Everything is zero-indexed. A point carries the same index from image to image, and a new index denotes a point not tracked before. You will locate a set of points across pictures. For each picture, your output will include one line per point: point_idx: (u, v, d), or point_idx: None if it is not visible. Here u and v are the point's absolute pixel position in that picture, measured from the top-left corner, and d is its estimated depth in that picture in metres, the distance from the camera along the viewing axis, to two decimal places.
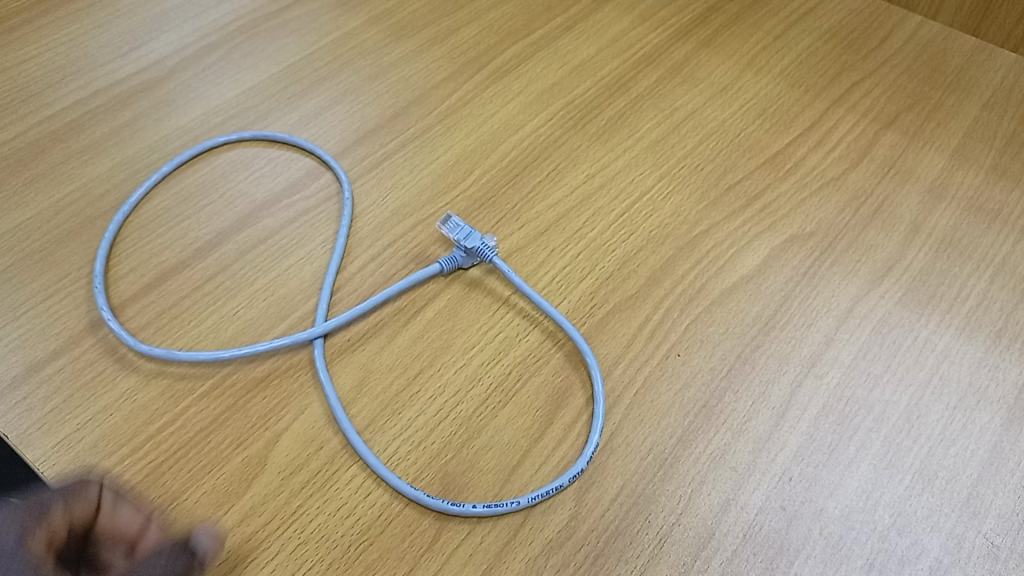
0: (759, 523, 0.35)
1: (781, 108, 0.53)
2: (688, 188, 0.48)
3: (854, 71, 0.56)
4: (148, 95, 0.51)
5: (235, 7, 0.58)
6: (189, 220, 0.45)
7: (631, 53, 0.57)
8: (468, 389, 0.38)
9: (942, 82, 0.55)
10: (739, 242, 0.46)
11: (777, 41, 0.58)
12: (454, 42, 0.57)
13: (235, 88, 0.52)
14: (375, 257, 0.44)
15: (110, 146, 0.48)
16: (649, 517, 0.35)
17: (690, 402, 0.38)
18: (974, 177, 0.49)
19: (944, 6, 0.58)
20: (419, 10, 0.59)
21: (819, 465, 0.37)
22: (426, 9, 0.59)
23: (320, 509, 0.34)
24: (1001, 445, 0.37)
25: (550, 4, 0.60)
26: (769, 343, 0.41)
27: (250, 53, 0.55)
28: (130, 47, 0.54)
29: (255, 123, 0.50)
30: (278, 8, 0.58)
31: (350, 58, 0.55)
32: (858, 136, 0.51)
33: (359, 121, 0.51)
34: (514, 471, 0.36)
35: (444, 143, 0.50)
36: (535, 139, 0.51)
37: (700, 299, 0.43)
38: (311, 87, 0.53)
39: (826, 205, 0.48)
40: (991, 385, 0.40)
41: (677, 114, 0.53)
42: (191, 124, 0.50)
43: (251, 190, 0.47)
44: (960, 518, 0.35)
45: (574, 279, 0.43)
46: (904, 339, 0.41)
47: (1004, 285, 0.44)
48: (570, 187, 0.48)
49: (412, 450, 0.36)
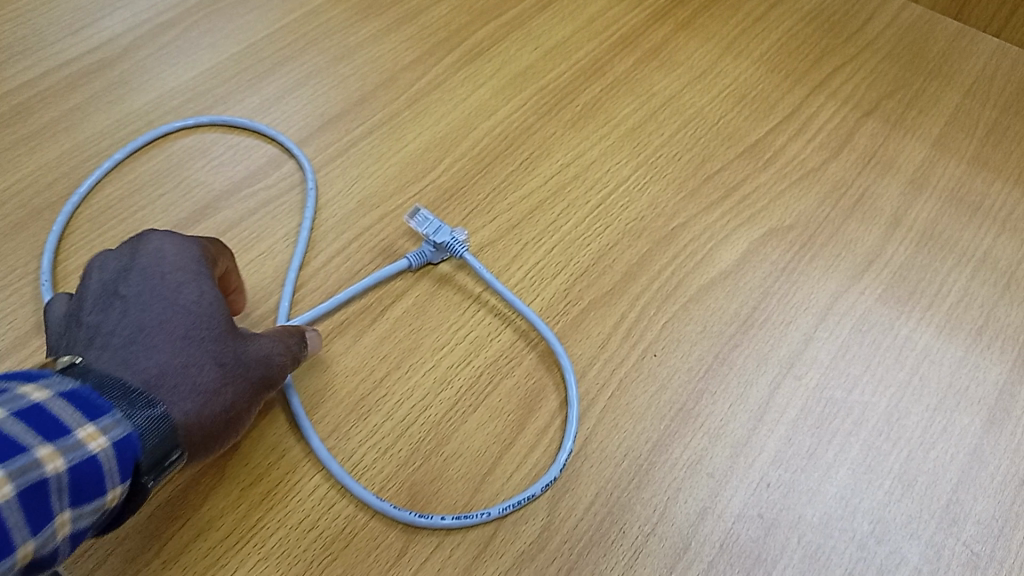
0: (736, 531, 0.35)
1: (761, 95, 0.53)
2: (665, 178, 0.48)
3: (836, 55, 0.55)
4: (99, 77, 0.50)
5: None
6: (144, 211, 0.44)
7: (608, 35, 0.56)
8: (438, 392, 0.38)
9: (928, 67, 0.54)
10: (717, 236, 0.46)
11: (757, 23, 0.57)
12: (424, 21, 0.55)
13: (192, 70, 0.51)
14: (340, 250, 0.44)
15: (60, 130, 0.47)
16: (624, 526, 0.35)
17: (667, 404, 0.39)
18: (956, 167, 0.49)
19: None
20: None
21: (798, 471, 0.37)
22: None
23: (281, 522, 0.34)
24: (980, 448, 0.38)
25: None
26: (748, 343, 0.41)
27: (208, 32, 0.53)
28: (82, 24, 0.52)
29: (214, 107, 0.49)
30: None
31: (315, 38, 0.54)
32: (838, 125, 0.51)
33: (323, 105, 0.50)
34: (485, 480, 0.36)
35: (412, 130, 0.49)
36: (508, 126, 0.50)
37: (677, 296, 0.43)
38: (272, 69, 0.51)
39: (806, 196, 0.48)
40: (972, 386, 0.40)
41: (654, 99, 0.52)
42: (145, 108, 0.49)
43: (210, 179, 0.46)
44: (939, 526, 0.36)
45: (548, 275, 0.43)
46: (884, 337, 0.42)
47: (985, 281, 0.44)
48: (545, 176, 0.48)
49: (378, 458, 0.36)
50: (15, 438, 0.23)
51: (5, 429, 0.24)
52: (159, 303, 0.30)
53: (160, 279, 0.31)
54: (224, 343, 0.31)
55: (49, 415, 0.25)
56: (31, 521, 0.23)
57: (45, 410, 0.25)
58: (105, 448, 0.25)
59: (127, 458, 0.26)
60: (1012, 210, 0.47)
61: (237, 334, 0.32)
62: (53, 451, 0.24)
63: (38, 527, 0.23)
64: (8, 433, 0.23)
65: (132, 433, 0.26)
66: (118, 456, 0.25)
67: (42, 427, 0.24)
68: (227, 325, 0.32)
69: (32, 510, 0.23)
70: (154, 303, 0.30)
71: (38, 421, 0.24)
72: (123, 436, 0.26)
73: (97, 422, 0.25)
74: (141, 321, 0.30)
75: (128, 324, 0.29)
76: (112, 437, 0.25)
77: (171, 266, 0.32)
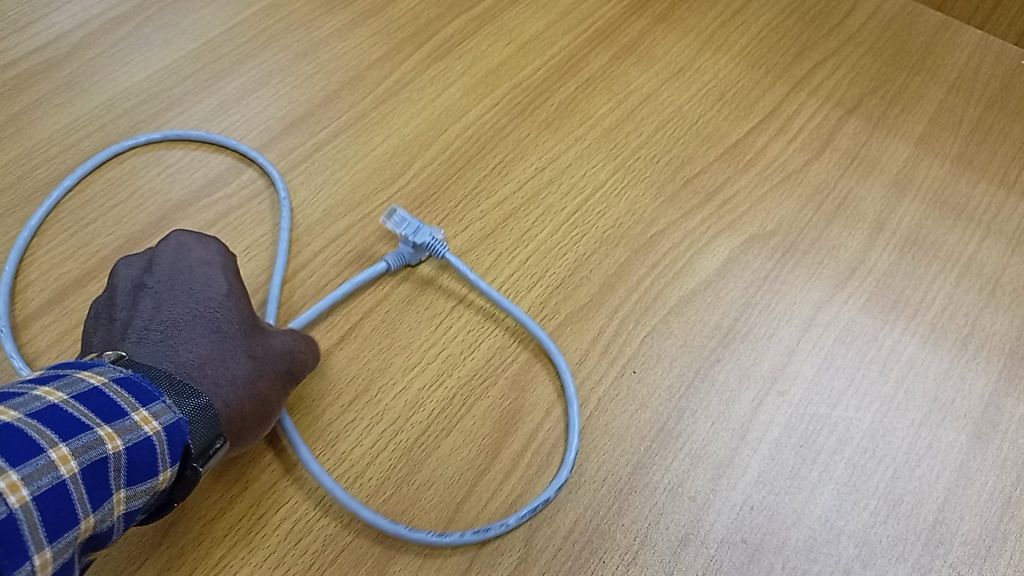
0: (720, 559, 0.35)
1: (742, 91, 0.50)
2: (645, 181, 0.46)
3: (818, 49, 0.52)
4: (48, 78, 0.47)
5: None
6: (97, 223, 0.42)
7: (583, 29, 0.53)
8: (408, 416, 0.37)
9: (908, 62, 0.51)
10: (697, 244, 0.44)
11: (736, 16, 0.54)
12: (390, 15, 0.52)
13: (146, 69, 0.48)
14: (306, 263, 0.42)
15: (6, 136, 0.45)
16: (604, 556, 0.34)
17: (647, 424, 0.38)
18: (939, 167, 0.47)
19: None
20: None
21: (782, 492, 0.37)
22: None
23: (245, 559, 0.33)
24: (967, 464, 0.38)
25: None
26: (730, 357, 0.40)
27: (163, 27, 0.50)
28: (28, 21, 0.49)
29: (170, 110, 0.47)
30: None
31: (276, 33, 0.51)
32: (820, 123, 0.49)
33: (286, 106, 0.47)
34: (459, 508, 0.35)
35: (380, 133, 0.47)
36: (479, 127, 0.48)
37: (657, 307, 0.42)
38: (232, 67, 0.49)
39: (787, 200, 0.46)
40: (957, 399, 0.40)
41: (632, 97, 0.50)
42: (96, 112, 0.46)
43: (166, 187, 0.44)
44: (925, 547, 0.36)
45: (522, 288, 0.42)
46: (869, 349, 0.41)
47: (971, 287, 0.43)
48: (518, 182, 0.46)
49: (347, 487, 0.35)
50: (80, 416, 0.24)
51: (71, 406, 0.24)
52: (187, 297, 0.31)
53: (189, 273, 0.32)
54: (250, 337, 0.31)
55: (110, 397, 0.25)
56: (94, 495, 0.23)
57: (104, 391, 0.25)
58: (158, 432, 0.25)
59: (178, 443, 0.26)
60: (999, 213, 0.45)
61: (258, 331, 0.32)
62: (115, 430, 0.24)
63: (101, 501, 0.23)
64: (74, 409, 0.24)
65: (182, 419, 0.26)
66: (169, 440, 0.25)
67: (104, 407, 0.24)
68: (249, 320, 0.32)
69: (96, 484, 0.23)
70: (183, 296, 0.31)
71: (99, 401, 0.24)
72: (173, 421, 0.26)
73: (149, 407, 0.26)
74: (176, 315, 0.30)
75: (163, 318, 0.29)
76: (165, 421, 0.26)
77: (197, 262, 0.32)
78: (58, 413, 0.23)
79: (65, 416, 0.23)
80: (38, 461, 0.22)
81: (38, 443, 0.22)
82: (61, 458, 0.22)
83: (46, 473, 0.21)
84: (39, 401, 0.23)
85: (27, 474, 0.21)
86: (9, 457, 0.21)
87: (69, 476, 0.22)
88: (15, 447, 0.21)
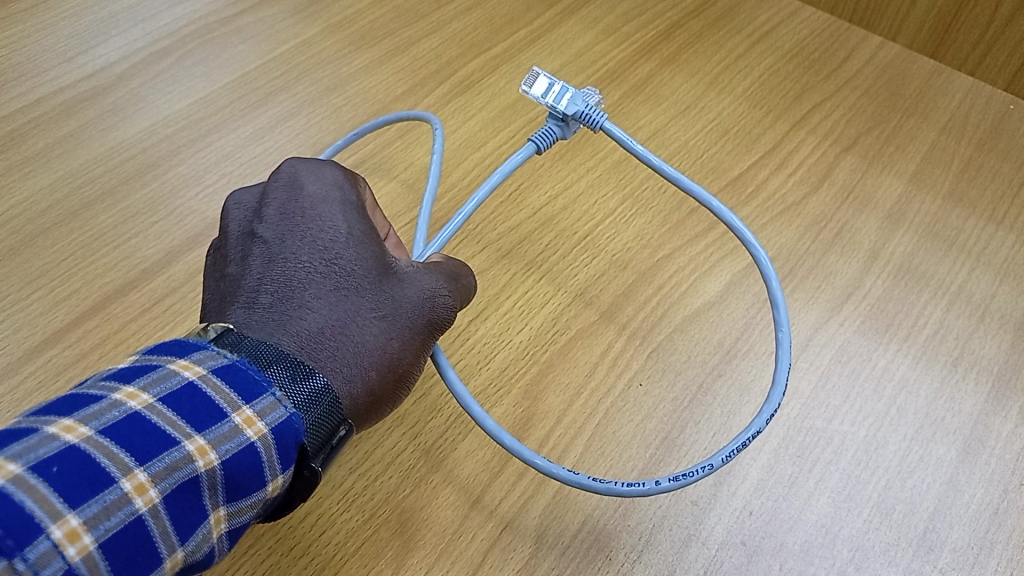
0: (720, 559, 0.38)
1: (743, 129, 0.54)
2: (651, 210, 0.50)
3: (816, 92, 0.55)
4: (93, 104, 0.52)
5: (188, 12, 0.58)
6: (138, 238, 0.47)
7: (595, 69, 0.57)
8: (428, 420, 0.41)
9: (902, 105, 0.55)
10: (701, 267, 0.48)
11: (739, 60, 0.57)
12: (416, 52, 0.57)
13: (186, 97, 0.53)
14: None
15: (54, 156, 0.50)
16: (611, 554, 0.38)
17: (652, 433, 0.42)
18: (931, 203, 0.50)
19: (904, 27, 0.57)
20: (380, 19, 0.59)
21: (779, 499, 0.39)
22: (388, 17, 0.59)
23: (272, 548, 0.37)
24: (956, 478, 0.40)
25: (514, 16, 0.59)
26: (731, 372, 0.44)
27: (203, 60, 0.55)
28: (77, 51, 0.55)
29: (206, 137, 0.51)
30: (233, 13, 0.58)
31: (308, 68, 0.55)
32: (817, 160, 0.52)
33: (315, 135, 0.52)
34: (474, 506, 0.39)
35: (404, 161, 0.51)
36: (497, 157, 0.51)
37: (662, 325, 0.45)
38: (266, 98, 0.54)
39: (786, 230, 0.49)
40: (948, 416, 0.42)
41: (641, 132, 0.54)
42: (139, 136, 0.51)
43: (203, 208, 0.48)
44: (916, 553, 0.38)
45: (535, 305, 0.46)
46: (863, 368, 0.44)
47: (960, 313, 0.46)
48: (534, 208, 0.50)
49: (369, 485, 0.39)
50: (165, 430, 0.25)
51: (156, 419, 0.25)
52: (301, 249, 0.32)
53: (301, 216, 0.33)
54: (376, 288, 0.32)
55: (205, 401, 0.26)
56: (180, 525, 0.24)
57: (199, 392, 0.26)
58: (264, 437, 0.26)
59: (288, 444, 0.27)
60: (987, 245, 0.48)
61: (390, 275, 0.33)
62: (207, 444, 0.25)
63: (188, 533, 0.24)
64: (158, 423, 0.25)
65: (293, 415, 0.27)
66: (276, 444, 0.27)
67: (194, 417, 0.25)
68: (376, 265, 0.32)
69: (181, 513, 0.24)
70: (297, 249, 0.31)
71: (189, 408, 0.26)
72: (282, 421, 0.27)
73: (253, 407, 0.26)
74: (288, 272, 0.31)
75: (276, 277, 0.31)
76: (270, 422, 0.27)
77: (313, 199, 0.33)
78: (138, 433, 0.24)
79: (143, 434, 0.24)
80: (107, 497, 0.23)
81: (111, 475, 0.23)
82: (136, 488, 0.23)
83: (115, 512, 0.23)
84: (122, 417, 0.24)
85: (91, 517, 0.22)
86: (73, 500, 0.22)
87: (146, 508, 0.23)
88: (82, 485, 0.23)
